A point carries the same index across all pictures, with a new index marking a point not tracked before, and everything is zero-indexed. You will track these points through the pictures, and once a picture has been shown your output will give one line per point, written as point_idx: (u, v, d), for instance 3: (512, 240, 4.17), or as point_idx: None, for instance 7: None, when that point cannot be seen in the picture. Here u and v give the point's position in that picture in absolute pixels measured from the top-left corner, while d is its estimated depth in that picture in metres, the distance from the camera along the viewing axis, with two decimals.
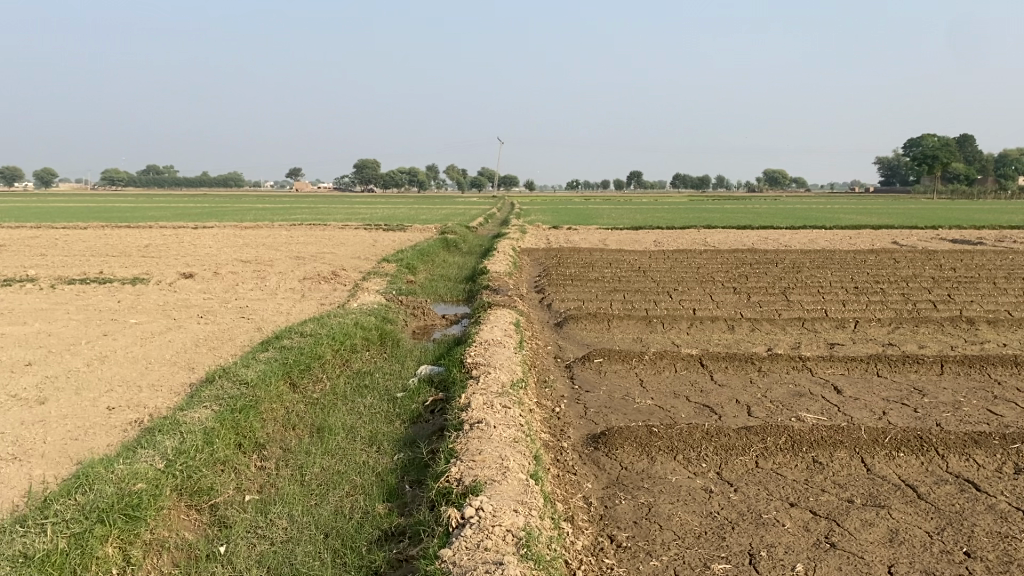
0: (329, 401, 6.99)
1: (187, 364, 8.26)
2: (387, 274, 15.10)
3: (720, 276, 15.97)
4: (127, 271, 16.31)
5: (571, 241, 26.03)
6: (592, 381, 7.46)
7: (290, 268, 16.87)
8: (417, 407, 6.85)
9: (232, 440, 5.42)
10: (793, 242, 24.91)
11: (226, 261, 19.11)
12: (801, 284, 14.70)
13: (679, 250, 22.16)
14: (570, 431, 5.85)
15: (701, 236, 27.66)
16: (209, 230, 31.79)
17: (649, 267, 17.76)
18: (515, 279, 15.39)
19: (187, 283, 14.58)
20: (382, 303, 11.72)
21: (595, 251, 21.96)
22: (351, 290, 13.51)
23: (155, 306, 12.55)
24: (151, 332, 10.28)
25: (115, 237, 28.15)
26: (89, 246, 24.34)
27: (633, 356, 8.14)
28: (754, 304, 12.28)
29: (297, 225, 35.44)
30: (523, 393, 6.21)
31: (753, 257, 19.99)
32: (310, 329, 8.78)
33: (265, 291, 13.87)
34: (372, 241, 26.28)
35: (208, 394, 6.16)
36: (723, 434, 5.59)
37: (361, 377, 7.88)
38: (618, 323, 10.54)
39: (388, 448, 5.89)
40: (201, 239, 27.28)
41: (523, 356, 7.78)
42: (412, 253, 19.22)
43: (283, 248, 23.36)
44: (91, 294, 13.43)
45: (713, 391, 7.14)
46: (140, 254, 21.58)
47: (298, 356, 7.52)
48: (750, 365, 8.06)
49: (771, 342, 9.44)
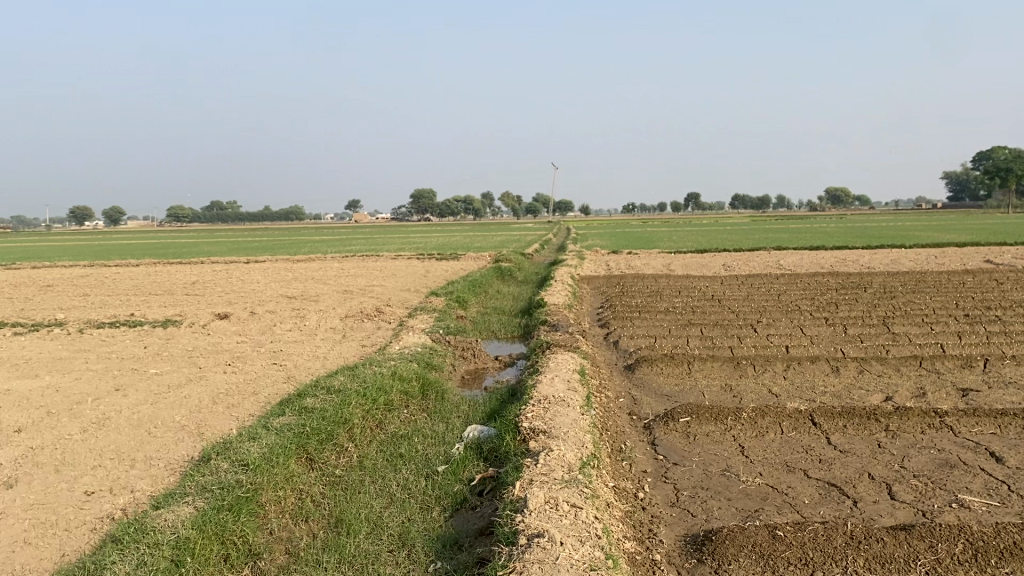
0: (353, 481, 5.66)
1: (195, 428, 7.01)
2: (435, 309, 13.82)
3: (805, 303, 14.35)
4: (162, 312, 15.32)
5: (634, 267, 24.53)
6: (679, 449, 6.00)
7: (335, 305, 15.73)
8: (461, 489, 5.49)
9: (215, 554, 4.12)
10: (874, 263, 22.99)
11: (269, 297, 18.09)
12: (900, 312, 12.97)
13: (751, 274, 20.53)
14: (661, 530, 4.43)
15: (772, 258, 25.91)
16: (259, 264, 31.04)
17: (722, 295, 16.15)
18: (575, 313, 13.99)
19: (222, 323, 13.49)
20: (426, 345, 10.41)
21: (661, 278, 20.40)
22: (395, 330, 12.23)
23: (183, 352, 11.43)
24: (168, 386, 9.10)
25: (164, 275, 27.50)
26: (135, 284, 23.68)
27: (726, 414, 6.64)
28: (854, 339, 10.63)
29: (348, 257, 34.51)
30: (595, 477, 4.80)
31: (836, 281, 18.24)
32: (339, 384, 7.47)
33: (304, 332, 12.69)
34: (424, 273, 25.14)
35: (197, 482, 4.87)
36: (875, 539, 4.10)
37: (396, 444, 6.55)
38: (699, 367, 9.02)
39: (422, 555, 4.53)
40: (249, 274, 26.49)
41: (591, 416, 6.37)
42: (463, 285, 17.97)
43: (331, 282, 22.32)
44: (118, 339, 12.41)
45: (836, 464, 5.63)
46: (183, 292, 20.75)
47: (321, 423, 6.22)
48: (874, 424, 6.50)
49: (889, 390, 7.83)
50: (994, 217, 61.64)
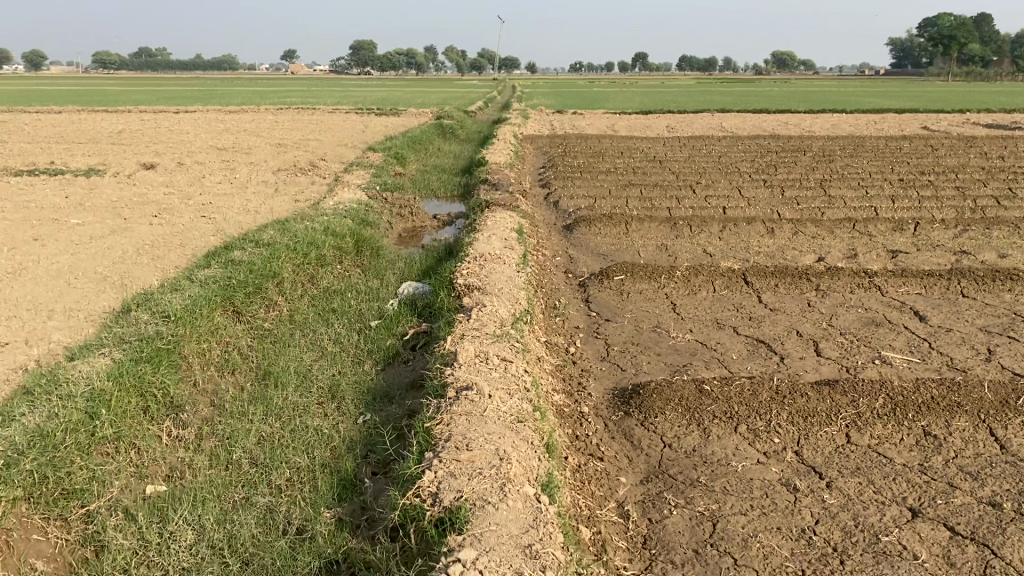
0: (283, 334, 5.53)
1: (117, 280, 6.73)
2: (372, 165, 13.43)
3: (746, 166, 14.33)
4: (83, 161, 14.58)
5: (578, 127, 24.12)
6: (613, 307, 6.00)
7: (268, 158, 15.17)
8: (392, 343, 5.42)
9: (133, 407, 3.99)
10: (816, 128, 23.01)
11: (199, 149, 17.34)
12: (838, 176, 13.05)
13: (694, 136, 20.41)
14: (591, 384, 4.43)
15: (715, 121, 25.76)
16: (190, 115, 29.70)
17: (665, 156, 16.01)
18: (516, 171, 13.76)
19: (148, 174, 12.88)
20: (361, 201, 10.11)
21: (605, 138, 20.11)
22: (330, 185, 11.85)
23: (106, 203, 10.91)
24: (90, 237, 8.70)
25: (87, 123, 26.13)
26: (56, 132, 22.45)
27: (662, 273, 6.63)
28: (791, 202, 10.67)
29: (283, 110, 33.20)
30: (528, 333, 4.75)
31: (778, 145, 18.25)
32: (268, 237, 7.22)
33: (235, 185, 12.23)
34: (362, 128, 24.35)
35: (116, 334, 4.69)
36: (799, 393, 4.17)
37: (328, 299, 6.40)
38: (637, 228, 8.96)
39: (351, 407, 4.47)
40: (178, 124, 25.34)
41: (526, 273, 6.29)
42: (402, 141, 17.48)
43: (265, 135, 21.47)
44: (36, 188, 11.79)
45: (766, 322, 5.68)
46: (107, 140, 19.76)
47: (249, 276, 6.02)
48: (805, 283, 6.57)
49: (822, 252, 7.92)
50: (936, 86, 62.02)
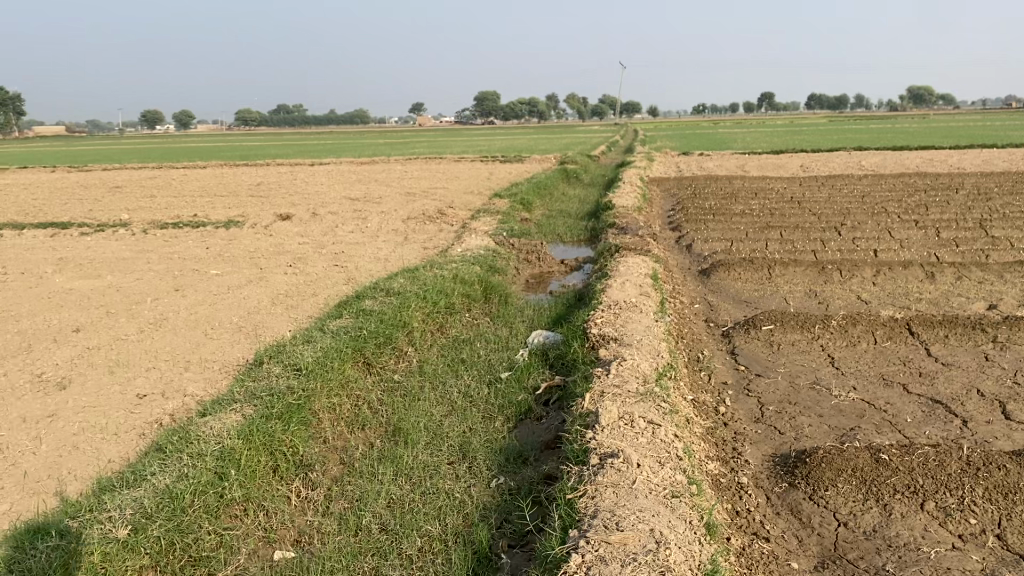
0: (414, 387, 5.35)
1: (252, 330, 6.77)
2: (499, 211, 13.37)
3: (892, 206, 13.44)
4: (225, 212, 15.20)
5: (705, 168, 23.53)
6: (763, 360, 5.53)
7: (397, 206, 15.39)
8: (526, 398, 5.14)
9: (262, 466, 3.87)
10: (966, 164, 21.58)
11: (332, 199, 17.83)
12: (999, 215, 12.03)
13: (831, 175, 19.48)
14: (746, 450, 4.01)
15: (852, 159, 24.60)
16: (324, 167, 30.87)
17: (801, 197, 15.28)
18: (644, 215, 13.39)
19: (283, 224, 13.26)
20: (489, 247, 9.98)
21: (735, 179, 19.48)
22: (457, 232, 11.82)
23: (244, 253, 11.24)
24: (229, 287, 8.91)
25: (230, 176, 27.55)
26: (202, 186, 23.71)
27: (814, 323, 6.11)
28: (948, 244, 9.85)
29: (412, 159, 34.06)
30: (673, 391, 4.37)
31: (925, 182, 17.14)
32: (398, 286, 7.13)
33: (365, 234, 12.40)
34: (488, 175, 24.59)
35: (250, 387, 4.63)
36: (995, 465, 3.61)
37: (458, 349, 6.21)
38: (780, 273, 8.42)
39: (484, 468, 4.20)
40: (313, 176, 26.33)
41: (665, 323, 5.91)
42: (528, 186, 17.44)
43: (394, 184, 21.97)
44: (181, 240, 12.31)
45: (939, 379, 5.08)
46: (248, 193, 20.67)
47: (379, 327, 5.91)
48: (980, 334, 5.89)
49: (993, 299, 7.17)
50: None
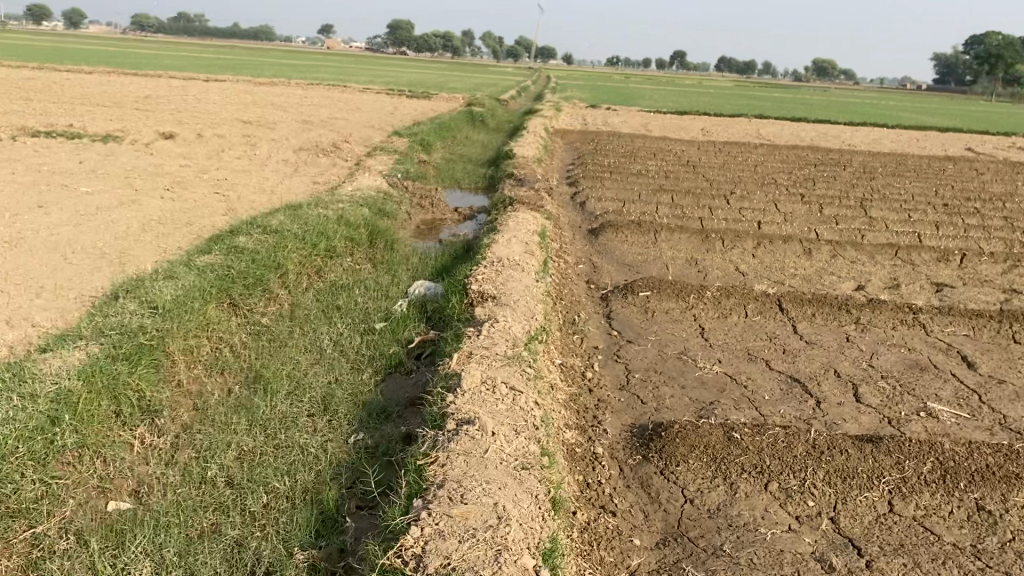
0: (281, 332, 5.16)
1: (116, 258, 6.40)
2: (396, 150, 13.04)
3: (782, 178, 13.81)
4: (105, 125, 14.30)
5: (610, 123, 23.63)
6: (637, 328, 5.57)
7: (292, 135, 14.82)
8: (396, 350, 5.03)
9: (103, 410, 3.66)
10: (856, 142, 22.38)
11: (225, 121, 17.04)
12: (879, 195, 12.52)
13: (730, 142, 19.86)
14: (607, 419, 4.03)
15: (752, 127, 25.14)
16: (221, 85, 29.48)
17: (698, 161, 15.53)
18: (543, 167, 13.33)
19: (167, 143, 12.59)
20: (381, 188, 9.74)
21: (637, 138, 19.63)
22: (351, 169, 11.49)
23: (121, 172, 10.62)
24: (98, 208, 8.40)
25: (118, 86, 25.98)
26: (84, 93, 22.27)
27: (691, 293, 6.20)
28: (828, 222, 10.21)
29: (315, 86, 32.91)
30: (543, 357, 4.35)
31: (816, 156, 17.68)
32: (278, 224, 6.85)
33: (254, 162, 11.89)
34: (392, 110, 24.00)
35: (100, 323, 4.36)
36: (838, 450, 3.74)
37: (334, 294, 6.02)
38: (666, 238, 8.53)
39: (344, 423, 4.09)
40: (208, 94, 25.10)
41: (546, 284, 5.88)
42: (430, 126, 17.09)
43: (293, 111, 21.18)
44: (52, 152, 11.51)
45: (800, 357, 5.25)
46: (134, 106, 19.53)
47: (251, 267, 5.66)
48: (844, 315, 6.11)
49: (861, 280, 7.45)
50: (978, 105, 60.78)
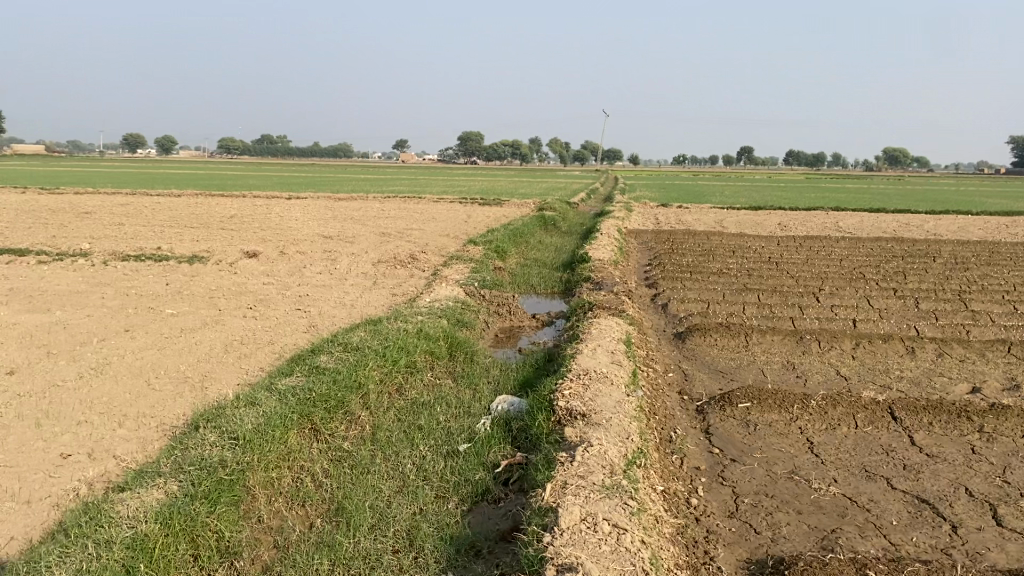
0: (363, 457, 4.94)
1: (198, 382, 6.34)
2: (472, 259, 13.04)
3: (871, 272, 13.29)
4: (191, 246, 14.75)
5: (683, 222, 23.43)
6: (739, 444, 5.19)
7: (370, 248, 15.03)
8: (483, 475, 4.75)
9: (179, 556, 3.46)
10: (942, 231, 21.65)
11: (305, 236, 17.45)
12: (977, 286, 11.89)
13: (809, 236, 19.41)
14: (720, 554, 3.65)
15: (830, 220, 24.64)
16: (301, 201, 30.52)
17: (779, 257, 15.13)
18: (621, 269, 13.13)
19: (249, 261, 12.84)
20: (459, 298, 9.64)
21: (713, 235, 19.35)
22: (428, 280, 11.48)
23: (205, 292, 10.79)
24: (182, 329, 8.47)
25: (204, 207, 27.11)
26: (172, 216, 23.20)
27: (793, 403, 5.80)
28: (928, 317, 9.66)
29: (390, 198, 33.81)
30: (643, 484, 4.01)
31: (902, 247, 17.09)
32: (358, 340, 6.74)
33: (333, 277, 12.01)
34: (465, 218, 24.34)
35: (180, 458, 4.23)
36: None
37: (416, 413, 5.81)
38: (757, 341, 8.14)
39: (431, 561, 3.80)
40: (288, 210, 25.95)
41: (637, 397, 5.57)
42: (504, 233, 17.17)
43: (369, 224, 21.63)
44: (140, 274, 11.84)
45: (924, 474, 4.78)
46: (219, 226, 20.24)
47: (332, 389, 5.51)
48: (965, 423, 5.61)
49: (975, 381, 6.91)
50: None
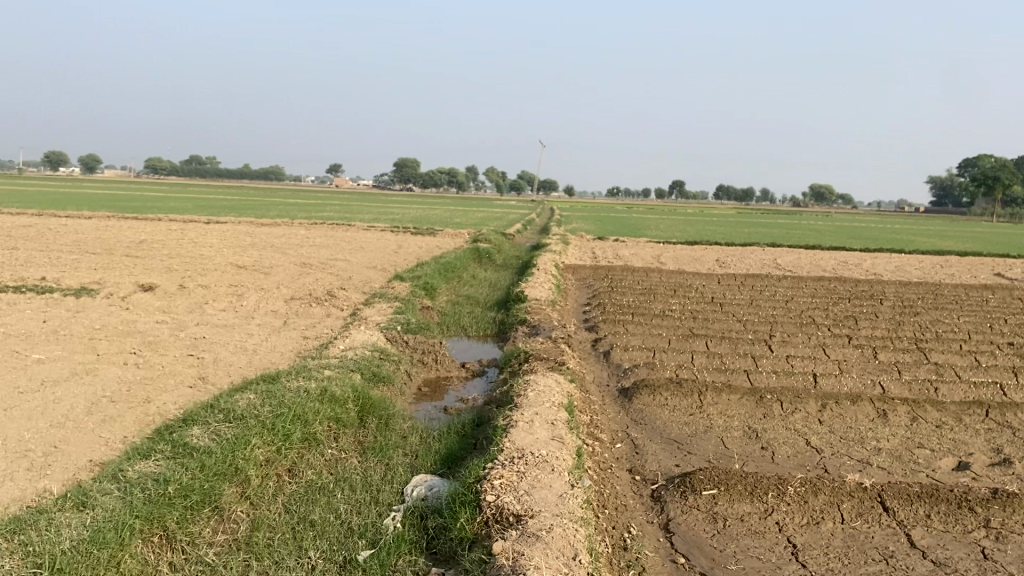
0: (230, 572, 3.78)
1: (39, 459, 5.09)
2: (398, 296, 11.93)
3: (821, 317, 12.60)
4: (85, 276, 13.29)
5: (621, 257, 22.69)
6: (709, 551, 4.19)
7: (286, 282, 13.79)
8: None
9: None
10: (880, 271, 21.36)
11: (217, 267, 16.10)
12: (933, 334, 11.26)
13: (751, 274, 18.83)
14: None
15: (768, 257, 24.21)
16: (222, 226, 28.99)
17: (724, 298, 14.39)
18: (559, 310, 12.17)
19: (145, 296, 11.49)
20: (378, 344, 8.51)
21: (653, 272, 18.58)
22: (346, 320, 10.33)
23: (86, 333, 9.44)
24: (42, 380, 7.14)
25: (115, 230, 25.38)
26: (76, 240, 21.52)
27: (767, 490, 4.84)
28: (890, 371, 8.90)
29: (318, 225, 32.46)
30: None
31: (847, 289, 16.56)
32: (245, 406, 5.57)
33: (239, 315, 10.75)
34: (395, 247, 23.18)
35: None
36: None
37: (309, 502, 4.66)
38: (714, 400, 7.21)
39: None
40: (206, 236, 24.46)
41: (582, 487, 4.53)
42: (434, 266, 16.11)
43: (291, 252, 20.31)
44: (16, 310, 10.41)
45: None
46: (125, 253, 18.71)
47: (196, 481, 4.34)
48: (969, 517, 4.72)
49: (961, 454, 6.08)
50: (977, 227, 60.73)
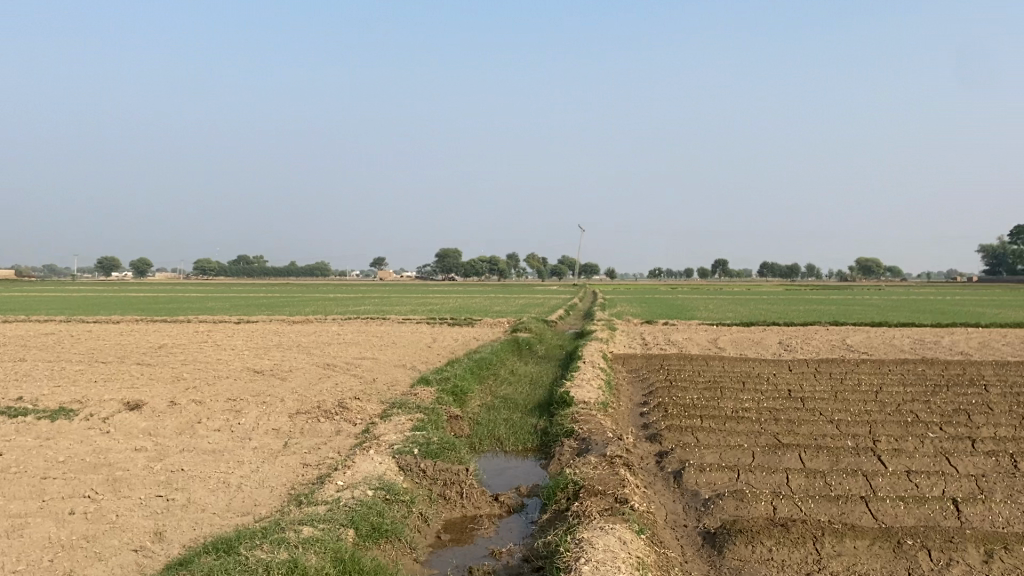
0: None
1: None
2: (421, 403, 10.19)
3: (926, 412, 10.57)
4: (74, 392, 11.78)
5: (674, 343, 20.84)
6: None
7: (298, 389, 12.17)
8: None
9: None
10: (965, 349, 19.21)
11: (229, 374, 14.57)
12: None
13: (823, 358, 16.81)
14: None
15: (835, 337, 22.16)
16: (251, 325, 27.77)
17: (803, 390, 12.40)
18: (611, 415, 10.33)
19: (130, 416, 9.88)
20: (387, 476, 6.74)
21: (712, 359, 16.66)
22: (355, 440, 8.60)
23: (44, 467, 7.83)
24: None
25: (138, 335, 24.19)
26: (90, 348, 20.25)
27: None
28: None
29: (351, 319, 31.17)
30: None
31: (939, 373, 14.47)
32: None
33: (234, 436, 9.08)
34: (429, 341, 21.61)
35: None
36: None
37: None
38: (835, 552, 5.30)
39: None
40: (230, 337, 23.14)
41: None
42: (467, 363, 14.41)
43: (316, 353, 18.75)
44: None
45: None
46: (136, 360, 17.31)
47: None
48: None
49: None
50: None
